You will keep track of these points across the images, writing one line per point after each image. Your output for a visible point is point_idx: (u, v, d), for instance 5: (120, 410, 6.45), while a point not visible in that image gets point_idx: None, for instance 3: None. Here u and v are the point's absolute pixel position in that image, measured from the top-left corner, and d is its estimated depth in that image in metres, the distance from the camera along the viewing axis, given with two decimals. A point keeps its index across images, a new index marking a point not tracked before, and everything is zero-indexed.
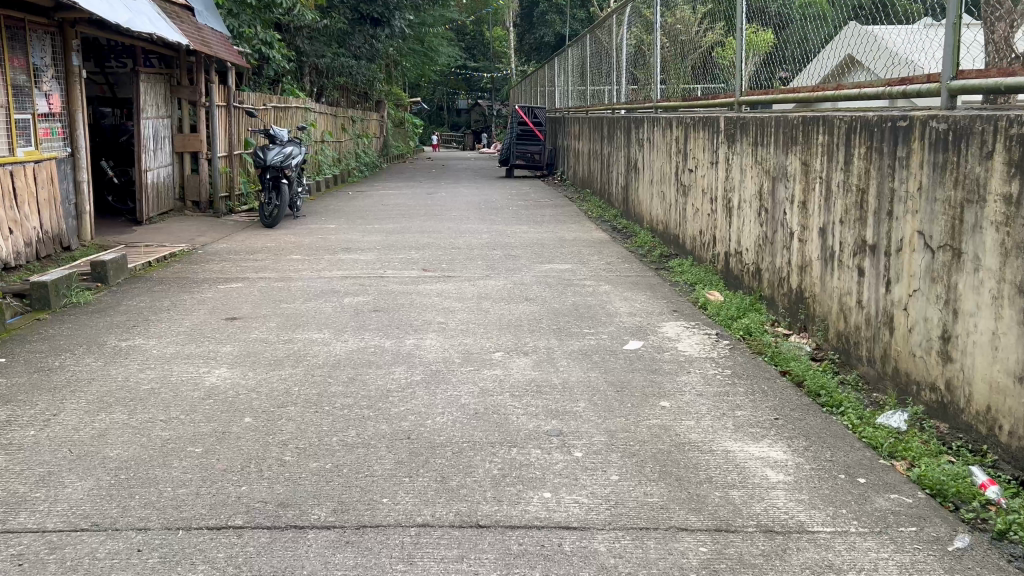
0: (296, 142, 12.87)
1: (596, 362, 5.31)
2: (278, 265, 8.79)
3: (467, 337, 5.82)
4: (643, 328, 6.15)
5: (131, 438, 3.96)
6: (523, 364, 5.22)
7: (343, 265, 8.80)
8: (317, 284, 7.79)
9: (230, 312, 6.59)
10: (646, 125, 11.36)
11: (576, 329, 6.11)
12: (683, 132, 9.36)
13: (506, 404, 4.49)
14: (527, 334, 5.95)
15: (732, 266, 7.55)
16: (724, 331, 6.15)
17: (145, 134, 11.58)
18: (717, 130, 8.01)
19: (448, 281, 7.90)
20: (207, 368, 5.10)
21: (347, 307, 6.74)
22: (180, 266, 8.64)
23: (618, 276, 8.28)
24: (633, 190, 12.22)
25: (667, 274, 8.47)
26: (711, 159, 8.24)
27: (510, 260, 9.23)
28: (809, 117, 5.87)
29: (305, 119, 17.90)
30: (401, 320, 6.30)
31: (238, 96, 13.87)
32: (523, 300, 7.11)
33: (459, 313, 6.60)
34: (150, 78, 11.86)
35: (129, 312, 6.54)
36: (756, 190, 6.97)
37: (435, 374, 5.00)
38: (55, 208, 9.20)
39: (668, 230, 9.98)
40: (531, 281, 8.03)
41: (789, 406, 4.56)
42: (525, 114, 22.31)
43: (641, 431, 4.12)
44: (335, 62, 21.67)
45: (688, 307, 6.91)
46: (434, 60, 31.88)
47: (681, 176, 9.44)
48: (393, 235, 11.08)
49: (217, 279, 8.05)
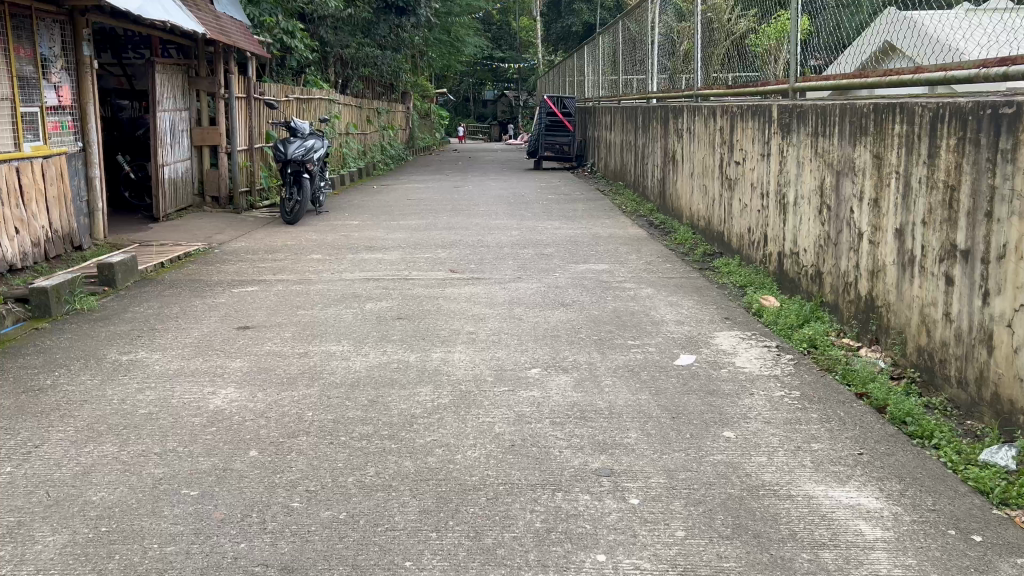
0: (318, 134, 12.38)
1: (646, 380, 4.73)
2: (296, 266, 8.29)
3: (500, 350, 5.27)
4: (694, 340, 5.56)
5: (118, 477, 3.47)
6: (564, 383, 4.66)
7: (366, 266, 8.27)
8: (338, 287, 7.28)
9: (243, 320, 6.08)
10: (686, 114, 10.72)
11: (619, 341, 5.52)
12: (727, 121, 8.72)
13: (547, 434, 3.93)
14: (566, 346, 5.38)
15: (786, 268, 6.93)
16: (784, 343, 5.54)
17: (161, 127, 11.13)
18: (769, 119, 7.37)
19: (477, 284, 7.34)
20: (213, 388, 4.60)
21: (368, 315, 6.21)
22: (195, 268, 8.16)
23: (661, 278, 7.68)
24: (671, 183, 11.59)
25: (713, 275, 7.87)
26: (762, 151, 7.60)
27: (542, 259, 8.66)
28: (882, 104, 5.23)
29: (329, 112, 17.44)
30: (427, 330, 5.76)
31: (259, 87, 13.40)
32: (559, 306, 6.54)
33: (490, 321, 6.04)
34: (167, 69, 11.42)
35: (135, 321, 6.07)
36: (816, 185, 6.32)
37: (466, 395, 4.45)
38: (65, 206, 8.79)
39: (711, 227, 9.35)
40: (566, 283, 7.46)
41: (872, 438, 3.95)
42: (553, 105, 21.72)
43: (705, 470, 3.55)
44: (360, 52, 21.17)
45: (740, 314, 6.30)
46: (460, 50, 31.29)
47: (726, 169, 8.81)
48: (418, 232, 10.54)
49: (231, 281, 7.57)
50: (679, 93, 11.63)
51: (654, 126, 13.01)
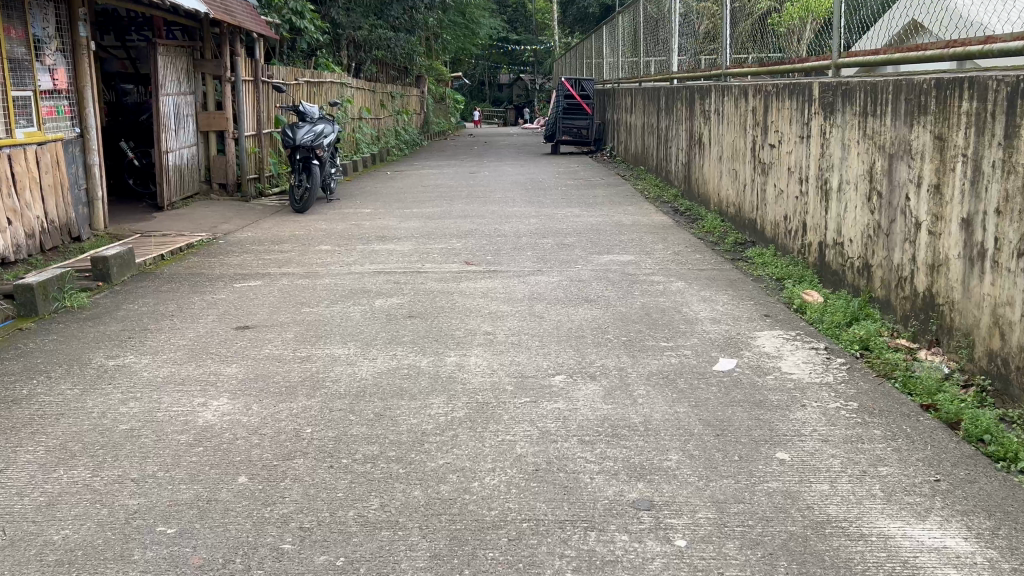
0: (328, 119, 11.91)
1: (683, 389, 4.26)
2: (303, 258, 7.85)
3: (520, 354, 4.80)
4: (733, 341, 5.07)
5: (87, 510, 3.04)
6: (592, 393, 4.18)
7: (377, 258, 7.82)
8: (347, 281, 6.83)
9: (243, 319, 5.65)
10: (713, 95, 10.17)
11: (650, 343, 5.04)
12: (761, 101, 8.18)
13: (576, 455, 3.47)
14: (593, 349, 4.90)
15: (829, 259, 6.41)
16: (833, 344, 5.04)
17: (165, 111, 10.70)
18: (809, 99, 6.83)
19: (494, 278, 6.88)
20: (204, 399, 4.16)
21: (378, 313, 5.76)
22: (197, 260, 7.74)
23: (691, 270, 7.18)
24: (697, 167, 11.07)
25: (747, 267, 7.36)
26: (800, 132, 7.06)
27: (563, 250, 8.18)
28: (946, 79, 4.70)
29: (341, 96, 16.96)
30: (441, 330, 5.30)
31: (268, 70, 12.95)
32: (583, 302, 6.06)
33: (510, 319, 5.57)
34: (171, 51, 10.99)
35: (127, 320, 5.64)
36: (865, 169, 5.78)
37: (484, 408, 3.99)
38: (62, 195, 8.39)
39: (742, 214, 8.82)
40: (590, 275, 6.98)
41: (948, 460, 3.44)
42: (571, 87, 21.23)
43: (760, 503, 3.07)
44: (372, 35, 20.67)
45: (781, 311, 5.80)
46: (475, 33, 30.75)
47: (759, 152, 8.27)
48: (432, 221, 10.06)
49: (234, 275, 7.13)
50: (705, 72, 11.08)
51: (678, 107, 12.46)
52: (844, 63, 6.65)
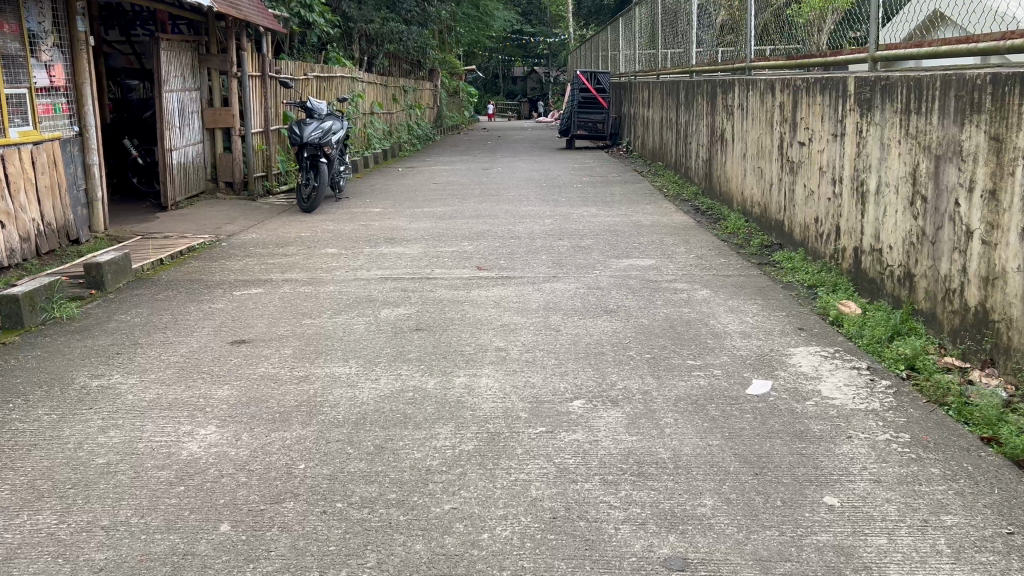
0: (337, 115, 11.56)
1: (714, 418, 3.87)
2: (308, 262, 7.50)
3: (535, 374, 4.43)
4: (766, 360, 4.67)
5: (48, 567, 2.70)
6: (614, 422, 3.80)
7: (385, 262, 7.46)
8: (352, 288, 6.47)
9: (240, 332, 5.30)
10: (738, 89, 9.73)
11: (676, 361, 4.65)
12: (790, 96, 7.76)
13: (598, 499, 3.09)
14: (614, 368, 4.52)
15: (865, 266, 6.00)
16: (875, 363, 4.64)
17: (168, 108, 10.38)
18: (843, 95, 6.40)
19: (507, 285, 6.50)
20: (190, 427, 3.81)
21: (383, 325, 5.39)
22: (197, 264, 7.41)
23: (716, 275, 6.78)
24: (719, 164, 10.65)
25: (776, 272, 6.96)
26: (833, 129, 6.64)
27: (580, 253, 7.79)
28: (1005, 74, 4.27)
29: (352, 91, 16.59)
30: (449, 346, 4.92)
31: (275, 65, 12.60)
32: (602, 313, 5.68)
33: (523, 333, 5.19)
34: (175, 46, 10.66)
35: (118, 333, 5.31)
36: (907, 170, 5.36)
37: (495, 440, 3.62)
38: (60, 196, 8.08)
39: (769, 215, 8.40)
40: (609, 282, 6.59)
41: (1020, 508, 3.03)
42: (586, 81, 20.73)
43: (810, 564, 2.69)
44: (384, 28, 20.28)
45: (816, 324, 5.39)
46: (489, 26, 30.28)
47: (787, 149, 7.84)
48: (443, 221, 9.70)
49: (235, 281, 6.80)
50: (729, 66, 10.64)
51: (698, 101, 12.02)
52: (881, 55, 6.22)
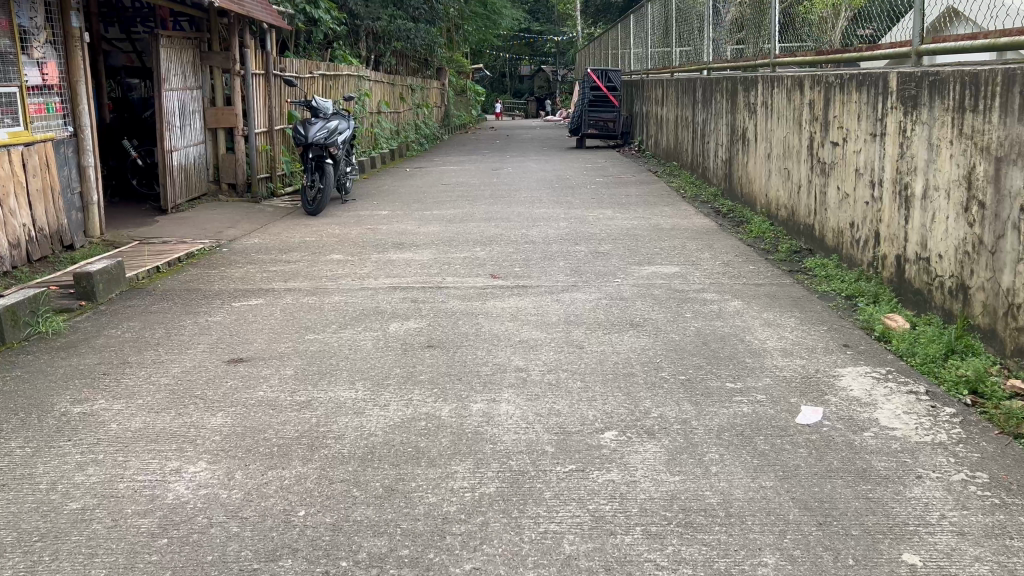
0: (342, 115, 11.16)
1: (764, 453, 3.45)
2: (312, 270, 7.10)
3: (559, 400, 4.01)
4: (813, 383, 4.25)
5: None
6: (652, 459, 3.39)
7: (393, 269, 7.07)
8: (357, 299, 6.07)
9: (237, 350, 4.89)
10: (762, 86, 9.29)
11: (714, 385, 4.23)
12: (821, 93, 7.31)
13: (642, 558, 2.68)
14: (646, 393, 4.10)
15: (909, 276, 5.57)
16: (933, 387, 4.21)
17: (168, 108, 9.99)
18: (883, 92, 5.96)
19: (524, 296, 6.08)
20: (178, 464, 3.41)
21: (392, 342, 4.98)
22: (195, 272, 7.02)
23: (746, 284, 6.36)
24: (740, 164, 10.22)
25: (809, 280, 6.53)
26: (871, 129, 6.20)
27: (600, 259, 7.36)
28: None
29: (359, 89, 16.19)
30: (464, 366, 4.51)
31: (279, 62, 12.21)
32: (628, 326, 5.26)
33: (544, 351, 4.78)
34: (176, 43, 10.27)
35: (106, 350, 4.92)
36: (960, 173, 4.93)
37: (520, 481, 3.20)
38: (52, 201, 7.70)
39: (797, 218, 7.97)
40: (633, 292, 6.16)
41: None
42: (597, 79, 20.27)
43: None
44: (391, 26, 19.84)
45: (861, 340, 4.97)
46: (497, 25, 29.84)
47: (818, 150, 7.41)
48: (453, 225, 9.29)
49: (234, 291, 6.40)
50: (753, 62, 10.20)
51: (718, 99, 11.58)
52: (927, 49, 5.78)
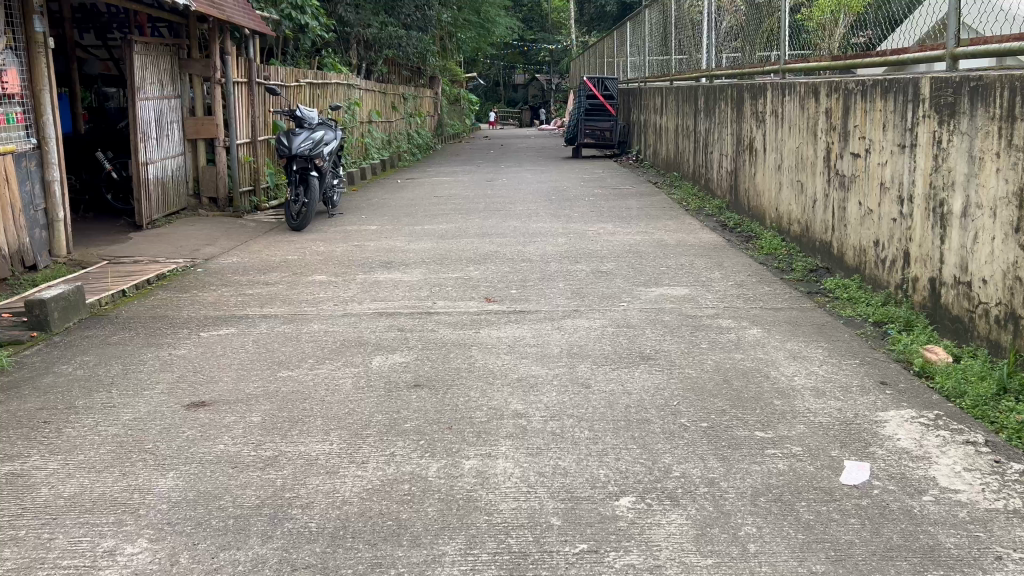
0: (329, 125, 10.63)
1: (811, 526, 2.91)
2: (291, 293, 6.56)
3: (565, 454, 3.48)
4: (854, 432, 3.72)
5: None
6: (678, 534, 2.85)
7: (379, 292, 6.53)
8: (339, 327, 5.52)
9: (201, 391, 4.34)
10: (771, 94, 8.78)
11: (741, 434, 3.70)
12: (840, 100, 6.80)
13: None
14: (664, 445, 3.56)
15: (947, 301, 5.06)
16: (991, 434, 3.68)
17: (144, 118, 9.45)
18: (914, 99, 5.45)
19: (522, 324, 5.54)
20: (113, 543, 2.86)
21: (374, 380, 4.44)
22: (165, 296, 6.46)
23: (765, 308, 5.83)
24: (747, 175, 9.72)
25: (831, 304, 6.02)
26: (899, 139, 5.69)
27: (603, 280, 6.83)
28: None
29: (348, 98, 15.69)
30: (455, 411, 3.97)
31: (263, 70, 11.67)
32: (638, 360, 4.72)
33: (546, 391, 4.24)
34: (152, 50, 9.73)
35: (51, 392, 4.36)
36: (1009, 189, 4.41)
37: (521, 567, 2.66)
38: (12, 218, 7.15)
39: (813, 234, 7.46)
40: (642, 318, 5.63)
41: None
42: (593, 87, 19.83)
43: None
44: (383, 33, 19.31)
45: (900, 377, 4.44)
46: (491, 33, 29.38)
47: (836, 161, 6.90)
48: (445, 242, 8.76)
49: (205, 317, 5.85)
50: (760, 68, 9.71)
51: (721, 107, 11.08)
52: (964, 51, 5.28)
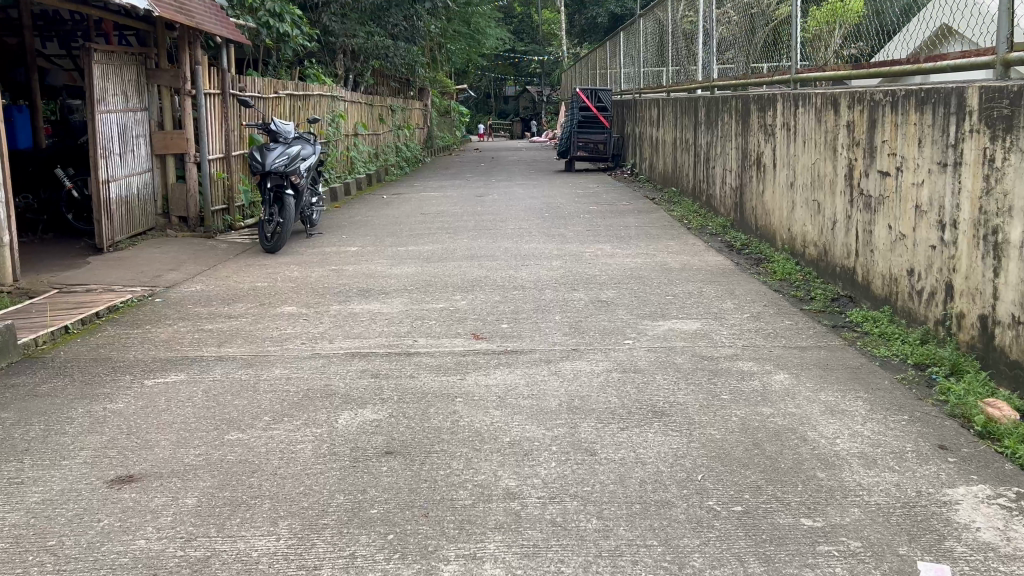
0: (306, 139, 9.95)
1: None
2: (255, 328, 5.85)
3: (570, 556, 2.78)
4: (922, 521, 3.03)
5: None
6: None
7: (354, 327, 5.84)
8: (303, 372, 4.81)
9: (131, 460, 3.62)
10: (781, 105, 8.14)
11: (784, 523, 3.01)
12: (865, 112, 6.15)
13: None
14: (691, 541, 2.87)
15: (1003, 343, 4.40)
16: None
17: (105, 132, 8.73)
18: (961, 113, 4.80)
19: (514, 368, 4.83)
20: None
21: (338, 446, 3.73)
22: (113, 333, 5.74)
23: (789, 348, 5.16)
24: (755, 193, 9.08)
25: (862, 341, 5.35)
26: (940, 157, 5.05)
27: (604, 312, 6.14)
28: None
29: (332, 111, 15.03)
30: (434, 490, 3.26)
31: (238, 80, 10.99)
32: (651, 417, 4.02)
33: (544, 460, 3.54)
34: (115, 58, 9.02)
35: None
36: None
37: None
38: None
39: (832, 259, 6.81)
40: (651, 360, 4.94)
41: None
42: (586, 98, 19.20)
43: None
44: (369, 44, 18.66)
45: (960, 439, 3.76)
46: (481, 44, 28.79)
47: (860, 179, 6.26)
48: (430, 266, 8.06)
49: (153, 360, 5.13)
50: (766, 79, 9.09)
51: (725, 120, 10.45)
52: (1018, 56, 4.64)
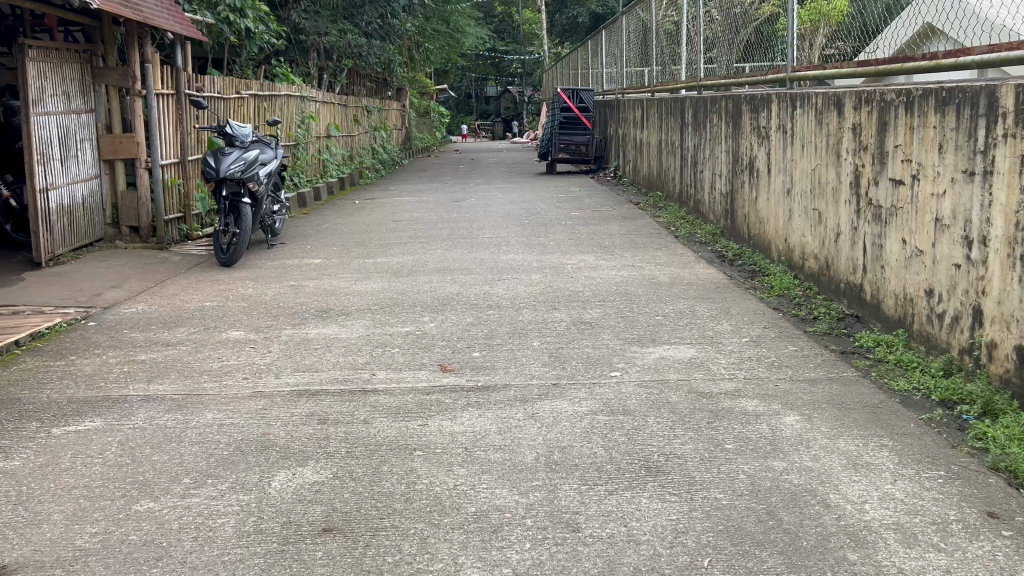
0: (266, 143, 9.24)
1: None
2: (194, 359, 5.17)
3: None
4: None
5: None
6: None
7: (306, 356, 5.18)
8: (240, 417, 4.14)
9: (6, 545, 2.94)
10: (775, 105, 7.56)
11: None
12: (872, 112, 5.57)
13: None
14: None
15: None
16: None
17: (43, 136, 8.01)
18: (993, 114, 4.21)
19: (485, 410, 4.19)
20: None
21: (265, 521, 3.06)
22: (30, 366, 5.04)
23: (796, 381, 4.54)
24: (746, 200, 8.50)
25: (876, 371, 4.75)
26: (965, 164, 4.47)
27: (588, 337, 5.51)
28: None
29: (302, 112, 14.33)
30: None
31: (194, 80, 10.28)
32: (645, 476, 3.40)
33: (515, 541, 2.89)
34: (55, 56, 8.30)
35: None
36: None
37: None
38: None
39: (835, 274, 6.23)
40: (643, 399, 4.31)
41: None
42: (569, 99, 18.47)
43: None
44: (341, 43, 17.97)
45: (1010, 504, 3.15)
46: (461, 44, 28.15)
47: (868, 186, 5.67)
48: (397, 282, 7.40)
49: (69, 400, 4.45)
50: (756, 78, 8.51)
51: (713, 121, 9.87)
52: None
